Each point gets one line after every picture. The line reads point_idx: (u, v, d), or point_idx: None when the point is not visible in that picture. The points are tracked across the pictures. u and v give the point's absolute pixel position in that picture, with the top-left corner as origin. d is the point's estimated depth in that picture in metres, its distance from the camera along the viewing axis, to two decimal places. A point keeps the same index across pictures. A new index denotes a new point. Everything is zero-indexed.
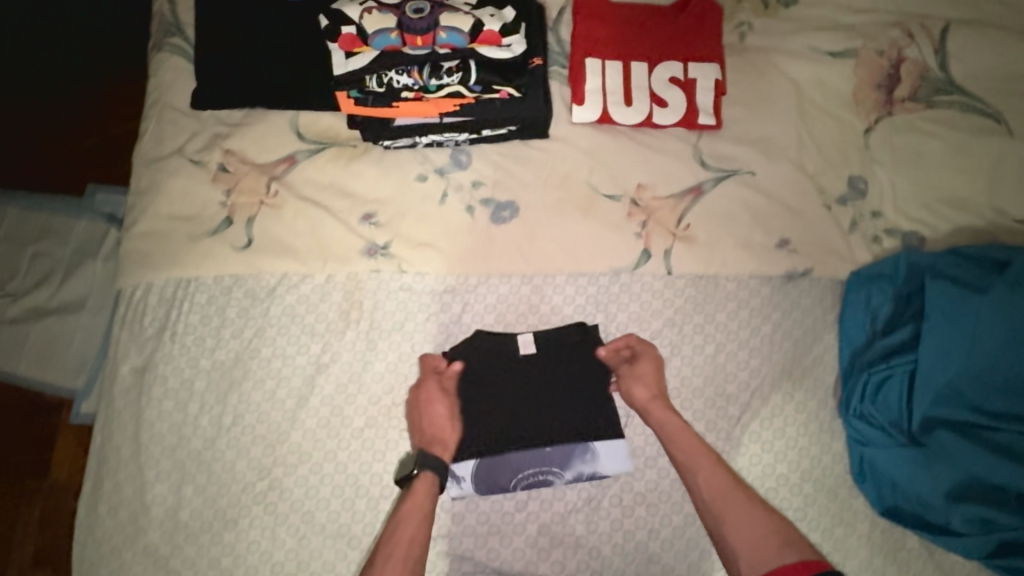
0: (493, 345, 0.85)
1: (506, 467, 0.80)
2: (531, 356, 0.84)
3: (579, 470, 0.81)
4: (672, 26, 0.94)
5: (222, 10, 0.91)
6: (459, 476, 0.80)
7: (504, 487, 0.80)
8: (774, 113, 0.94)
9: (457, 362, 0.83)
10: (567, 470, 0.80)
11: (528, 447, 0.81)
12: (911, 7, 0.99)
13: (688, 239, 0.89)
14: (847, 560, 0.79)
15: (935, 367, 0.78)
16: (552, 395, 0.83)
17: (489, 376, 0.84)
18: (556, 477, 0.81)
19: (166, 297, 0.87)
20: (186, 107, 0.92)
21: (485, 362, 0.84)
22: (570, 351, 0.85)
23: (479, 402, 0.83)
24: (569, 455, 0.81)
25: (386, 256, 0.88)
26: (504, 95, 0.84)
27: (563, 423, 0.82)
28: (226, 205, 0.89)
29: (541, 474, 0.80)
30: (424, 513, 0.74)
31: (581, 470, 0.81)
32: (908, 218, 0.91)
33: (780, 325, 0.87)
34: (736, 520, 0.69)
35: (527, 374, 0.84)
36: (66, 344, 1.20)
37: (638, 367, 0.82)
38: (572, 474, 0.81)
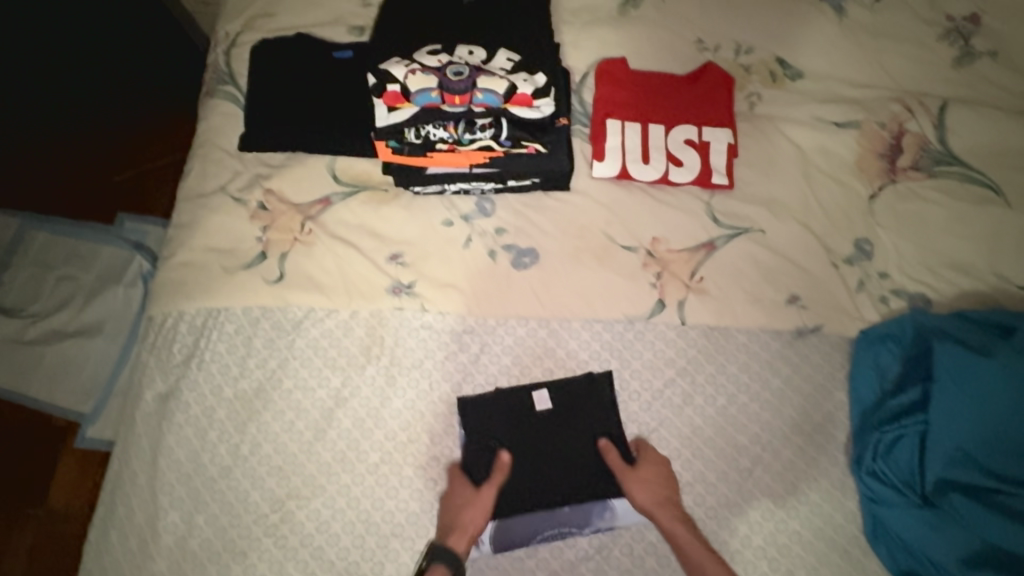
0: (508, 402, 0.86)
1: (523, 526, 0.81)
2: (547, 411, 0.86)
3: (597, 526, 0.81)
4: (686, 94, 1.02)
5: (277, 66, 1.00)
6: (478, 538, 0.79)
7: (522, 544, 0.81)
8: (783, 177, 1.00)
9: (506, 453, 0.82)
10: (586, 528, 0.81)
11: (541, 509, 0.81)
12: (911, 84, 1.05)
13: (701, 292, 0.92)
14: None
15: (946, 428, 0.79)
16: (568, 442, 0.84)
17: (500, 417, 0.86)
18: (576, 533, 0.81)
19: (196, 325, 0.90)
20: (232, 149, 0.98)
21: (501, 411, 0.86)
22: (591, 402, 0.86)
23: (490, 441, 0.85)
24: (587, 513, 0.81)
25: (410, 295, 0.92)
26: (531, 150, 0.90)
27: (571, 468, 0.83)
28: (261, 240, 0.93)
29: (560, 534, 0.80)
30: None
31: (602, 525, 0.81)
32: (915, 281, 0.94)
33: (792, 381, 0.89)
34: None
35: (544, 421, 0.85)
36: (79, 370, 1.33)
37: (641, 470, 0.80)
38: (591, 530, 0.81)
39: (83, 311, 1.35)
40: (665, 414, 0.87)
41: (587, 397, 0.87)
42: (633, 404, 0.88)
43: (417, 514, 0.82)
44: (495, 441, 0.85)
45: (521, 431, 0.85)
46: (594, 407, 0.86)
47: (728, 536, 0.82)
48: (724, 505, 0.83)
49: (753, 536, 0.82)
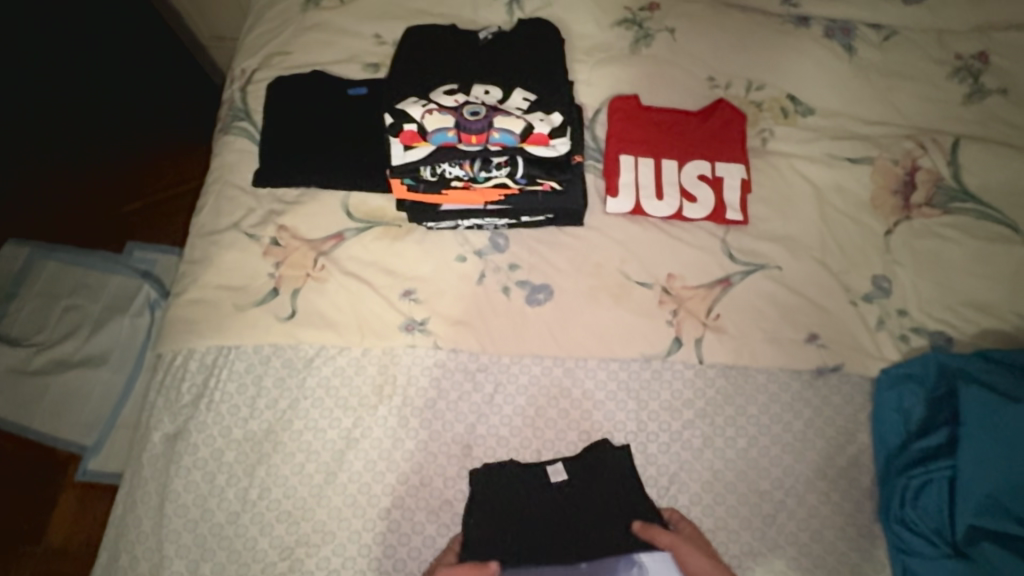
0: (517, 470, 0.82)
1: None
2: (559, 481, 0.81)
3: None
4: (699, 130, 1.02)
5: (293, 103, 1.01)
6: None
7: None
8: (798, 213, 1.00)
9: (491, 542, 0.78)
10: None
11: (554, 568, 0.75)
12: (922, 121, 1.06)
13: (718, 331, 0.91)
14: None
15: (976, 474, 0.76)
16: (578, 537, 0.78)
17: (500, 512, 0.80)
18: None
19: (206, 364, 0.88)
20: (246, 185, 0.99)
21: (510, 473, 0.82)
22: (608, 492, 0.81)
23: (494, 539, 0.78)
24: (614, 570, 0.75)
25: (423, 332, 0.91)
26: (546, 187, 0.91)
27: (590, 541, 0.78)
28: (274, 277, 0.92)
29: None
30: None
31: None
32: (934, 319, 0.92)
33: (813, 422, 0.87)
34: None
35: (560, 492, 0.81)
36: (84, 402, 1.32)
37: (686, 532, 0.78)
38: None
39: (89, 340, 1.35)
40: (684, 456, 0.85)
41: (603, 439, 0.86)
42: (651, 446, 0.85)
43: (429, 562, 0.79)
44: (498, 547, 0.78)
45: (530, 533, 0.79)
46: (610, 496, 0.81)
47: None
48: (748, 554, 0.80)
49: None
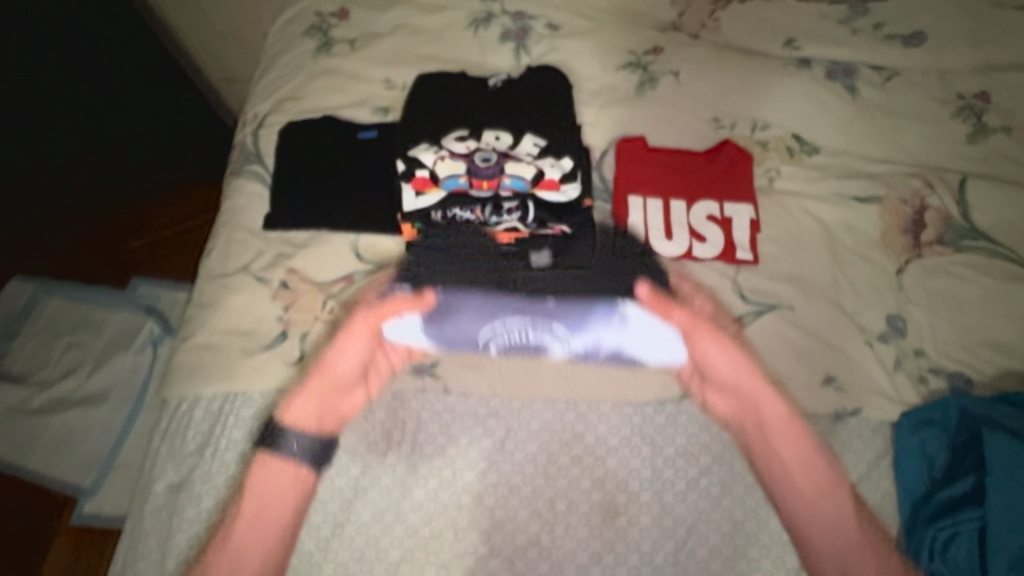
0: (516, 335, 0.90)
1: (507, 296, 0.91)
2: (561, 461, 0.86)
3: (603, 340, 0.90)
4: (706, 170, 1.03)
5: (305, 147, 1.02)
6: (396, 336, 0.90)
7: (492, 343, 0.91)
8: (808, 253, 0.99)
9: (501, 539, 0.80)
10: (578, 335, 0.90)
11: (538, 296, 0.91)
12: (927, 159, 1.07)
13: (732, 373, 0.89)
14: None
15: (1008, 525, 0.73)
16: (552, 292, 0.91)
17: (461, 251, 0.92)
18: (562, 336, 0.90)
19: (213, 411, 0.87)
20: (256, 228, 0.99)
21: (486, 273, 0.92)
22: (627, 266, 0.95)
23: (443, 271, 0.92)
24: (591, 313, 0.91)
25: (432, 376, 0.90)
26: (557, 231, 0.92)
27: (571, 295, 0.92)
28: (283, 320, 0.92)
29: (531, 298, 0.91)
30: (265, 489, 0.81)
31: (603, 338, 0.90)
32: (952, 360, 0.91)
33: (834, 468, 0.84)
34: (833, 545, 0.80)
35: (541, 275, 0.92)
36: (81, 441, 1.32)
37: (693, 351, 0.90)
38: (591, 334, 0.90)
39: (90, 378, 1.37)
40: (701, 508, 0.82)
41: (620, 492, 0.82)
42: (669, 495, 0.82)
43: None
44: (434, 278, 0.92)
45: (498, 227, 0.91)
46: (596, 292, 0.92)
47: None
48: None
49: None
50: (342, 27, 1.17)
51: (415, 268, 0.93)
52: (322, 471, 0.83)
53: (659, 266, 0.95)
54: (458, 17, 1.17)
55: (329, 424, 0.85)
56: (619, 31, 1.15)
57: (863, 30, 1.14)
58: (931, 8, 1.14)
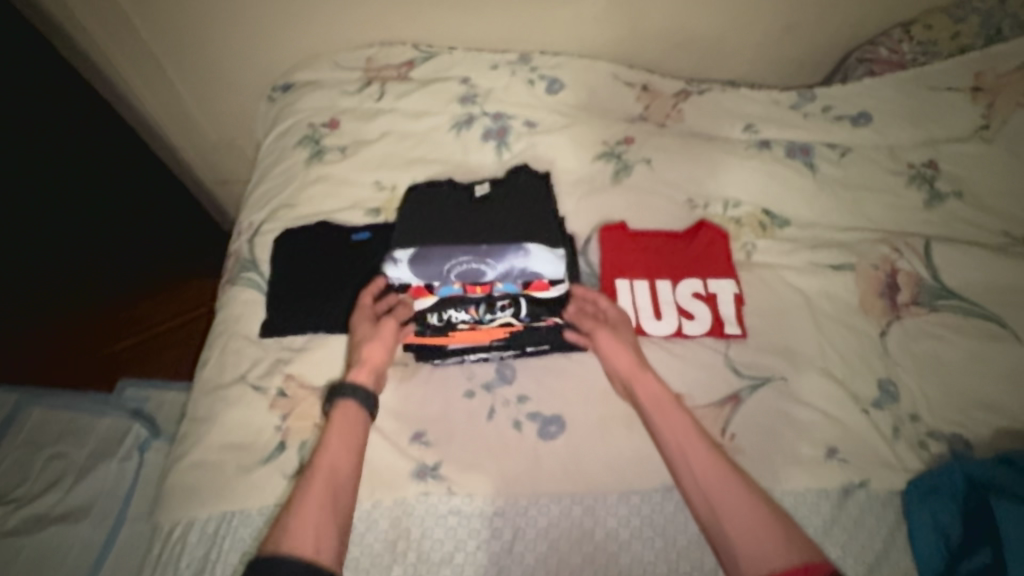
0: (521, 396, 0.95)
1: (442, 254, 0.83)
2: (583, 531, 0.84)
3: (511, 263, 0.82)
4: (688, 248, 1.08)
5: (299, 254, 1.05)
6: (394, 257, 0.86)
7: (438, 272, 0.83)
8: (793, 323, 1.03)
9: None
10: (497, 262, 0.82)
11: (538, 354, 0.98)
12: (892, 226, 1.13)
13: (736, 452, 0.89)
14: None
15: None
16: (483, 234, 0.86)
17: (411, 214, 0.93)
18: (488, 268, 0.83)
19: (208, 534, 0.84)
20: (252, 336, 1.00)
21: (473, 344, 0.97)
22: (537, 197, 0.93)
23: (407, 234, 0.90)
24: (504, 250, 0.83)
25: (435, 479, 0.88)
26: (550, 322, 0.92)
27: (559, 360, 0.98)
28: (280, 430, 0.90)
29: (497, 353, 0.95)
30: (349, 440, 0.81)
31: (512, 263, 0.82)
32: (947, 422, 0.92)
33: (850, 546, 0.82)
34: (728, 514, 0.74)
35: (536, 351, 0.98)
36: (60, 562, 1.20)
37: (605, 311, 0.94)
38: (503, 267, 0.82)
39: (73, 490, 1.29)
40: None
41: None
42: None
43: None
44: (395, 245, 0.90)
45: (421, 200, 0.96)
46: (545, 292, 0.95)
47: None
48: None
49: None
50: (333, 136, 1.24)
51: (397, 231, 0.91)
52: None
53: (541, 176, 0.98)
54: (442, 121, 1.25)
55: (369, 378, 0.87)
56: (592, 125, 1.24)
57: (813, 113, 1.24)
58: (872, 89, 1.25)
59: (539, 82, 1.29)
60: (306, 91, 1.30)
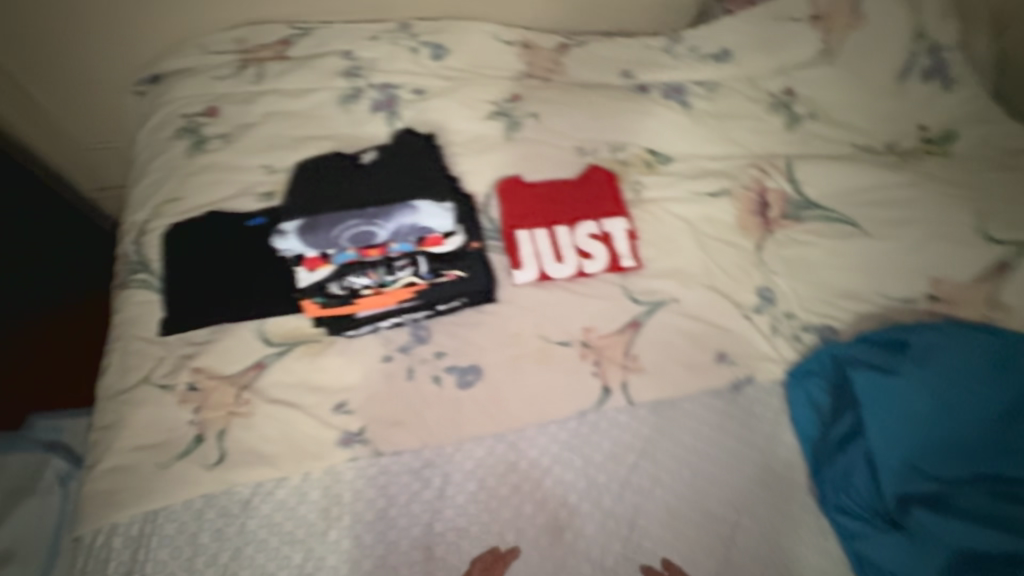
0: (438, 352, 0.98)
1: (330, 222, 0.94)
2: (508, 464, 0.90)
3: (400, 223, 0.94)
4: (581, 193, 1.14)
5: (191, 246, 1.01)
6: (287, 232, 0.91)
7: (333, 239, 0.92)
8: (680, 249, 1.11)
9: (435, 550, 0.84)
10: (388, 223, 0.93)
11: (451, 310, 1.01)
12: (760, 149, 1.25)
13: (639, 370, 0.97)
14: None
15: (884, 446, 0.84)
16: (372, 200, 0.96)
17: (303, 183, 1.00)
18: (380, 229, 0.93)
19: (132, 536, 0.83)
20: (151, 335, 0.97)
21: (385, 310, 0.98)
22: (422, 160, 1.02)
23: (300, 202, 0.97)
24: (392, 211, 0.93)
25: (362, 442, 0.91)
26: (451, 276, 0.95)
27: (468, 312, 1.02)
28: (195, 423, 0.89)
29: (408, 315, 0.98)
30: None
31: (402, 222, 0.94)
32: (817, 314, 1.04)
33: (742, 434, 0.92)
34: None
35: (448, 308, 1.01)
36: None
37: None
38: (394, 226, 0.93)
39: None
40: (640, 491, 0.88)
41: (562, 508, 0.86)
42: (607, 498, 0.87)
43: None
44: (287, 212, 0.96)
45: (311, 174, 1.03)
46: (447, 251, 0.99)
47: None
48: None
49: None
50: (214, 123, 1.20)
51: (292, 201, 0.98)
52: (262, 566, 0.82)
53: (428, 139, 1.07)
54: (329, 96, 1.23)
55: None
56: (478, 86, 1.27)
57: (682, 53, 1.33)
58: (731, 26, 1.34)
59: (422, 49, 1.30)
60: (178, 80, 1.24)
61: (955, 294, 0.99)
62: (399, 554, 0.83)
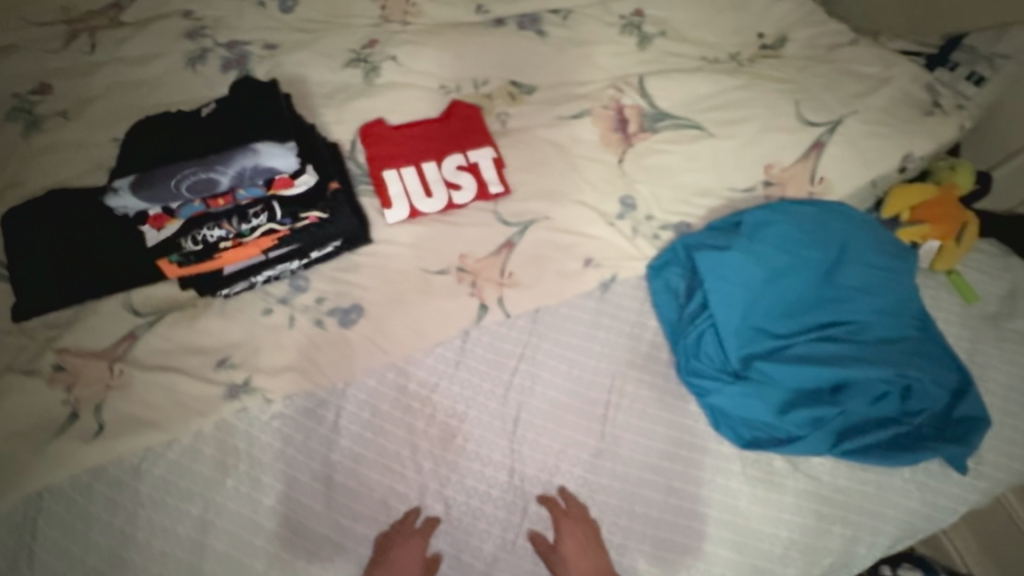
0: (319, 298, 0.99)
1: (166, 172, 0.89)
2: (399, 390, 0.94)
3: (242, 166, 0.90)
4: (446, 128, 1.16)
5: (33, 228, 0.96)
6: (116, 188, 0.87)
7: (171, 192, 0.89)
8: (548, 169, 1.14)
9: (335, 477, 0.88)
10: (228, 168, 0.90)
11: (328, 258, 1.01)
12: (617, 70, 1.31)
13: (514, 285, 1.03)
14: (731, 497, 0.90)
15: (727, 314, 0.96)
16: (211, 147, 0.93)
17: (137, 137, 0.96)
18: (221, 176, 0.90)
19: (16, 522, 0.81)
20: (7, 324, 0.92)
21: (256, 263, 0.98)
22: (262, 100, 0.98)
23: (134, 156, 0.93)
24: (232, 155, 0.90)
25: (250, 393, 0.91)
26: (313, 219, 0.97)
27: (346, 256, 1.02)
28: (68, 402, 0.87)
29: (280, 265, 0.98)
30: None
31: (243, 165, 0.90)
32: (675, 214, 1.13)
33: (612, 327, 1.02)
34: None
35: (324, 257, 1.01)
36: None
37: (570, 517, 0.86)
38: (236, 171, 0.90)
39: None
40: (524, 392, 0.95)
41: (452, 419, 0.93)
42: (493, 401, 0.94)
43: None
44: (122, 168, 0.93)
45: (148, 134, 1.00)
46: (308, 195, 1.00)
47: (610, 480, 0.90)
48: (596, 454, 0.91)
49: (631, 471, 0.90)
50: (47, 101, 1.12)
51: (124, 155, 0.94)
52: (162, 524, 0.83)
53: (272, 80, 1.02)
54: (173, 60, 1.18)
55: None
56: (333, 35, 1.24)
57: None
58: None
59: (268, 2, 1.26)
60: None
61: (785, 175, 1.12)
62: (301, 487, 0.87)
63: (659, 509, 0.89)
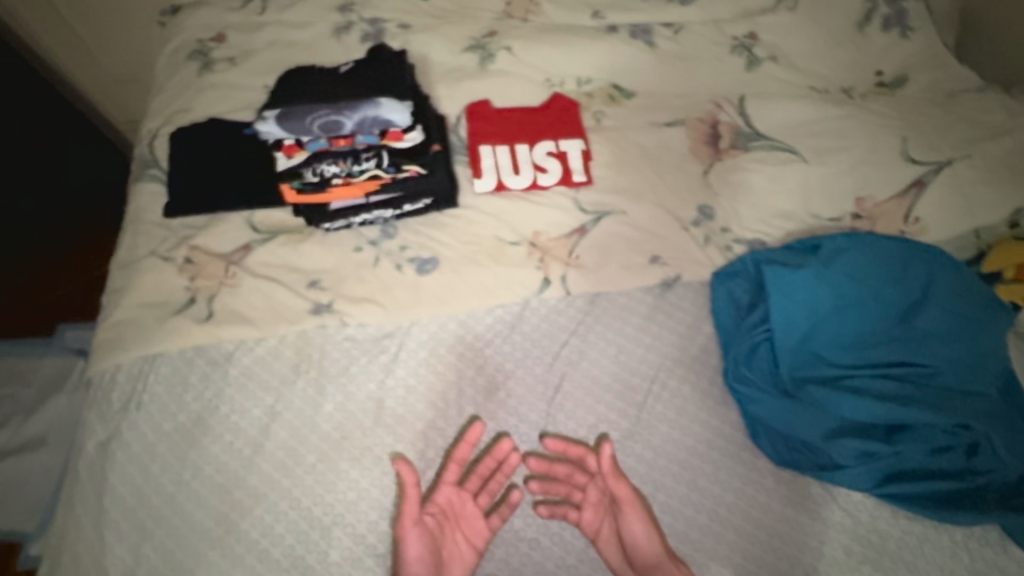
0: (403, 245, 1.10)
1: (303, 110, 1.02)
2: (457, 339, 1.03)
3: (365, 114, 1.02)
4: (544, 118, 1.24)
5: (193, 148, 1.15)
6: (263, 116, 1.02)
7: (304, 127, 1.02)
8: (632, 169, 1.19)
9: (386, 401, 0.98)
10: (353, 113, 1.02)
11: (417, 212, 1.12)
12: (718, 88, 1.33)
13: (579, 266, 1.08)
14: (752, 507, 0.90)
15: (785, 332, 0.96)
16: (342, 94, 1.05)
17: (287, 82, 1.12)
18: (347, 119, 1.02)
19: (133, 373, 0.99)
20: (158, 219, 1.12)
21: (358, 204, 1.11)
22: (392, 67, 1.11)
23: (281, 95, 1.09)
24: (358, 103, 1.02)
25: (330, 312, 1.03)
26: (412, 173, 1.08)
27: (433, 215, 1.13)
28: (189, 289, 1.04)
29: (376, 209, 1.10)
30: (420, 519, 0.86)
31: (366, 113, 1.02)
32: (751, 229, 1.13)
33: (666, 324, 1.05)
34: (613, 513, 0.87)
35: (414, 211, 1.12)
36: None
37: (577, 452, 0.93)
38: (359, 117, 1.02)
39: (26, 423, 1.28)
40: (570, 366, 1.01)
41: (498, 373, 1.00)
42: (539, 367, 1.01)
43: (365, 510, 0.91)
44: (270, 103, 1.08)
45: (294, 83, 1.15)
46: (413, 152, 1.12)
47: (636, 462, 0.93)
48: (626, 436, 0.95)
49: (659, 460, 0.93)
50: (220, 48, 1.34)
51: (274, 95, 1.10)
52: (240, 404, 0.97)
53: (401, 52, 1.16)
54: (323, 29, 1.36)
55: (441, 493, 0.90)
56: (458, 23, 1.38)
57: None
58: None
59: None
60: (193, 11, 1.39)
61: (876, 210, 1.09)
62: (357, 403, 0.98)
63: (679, 503, 0.90)
